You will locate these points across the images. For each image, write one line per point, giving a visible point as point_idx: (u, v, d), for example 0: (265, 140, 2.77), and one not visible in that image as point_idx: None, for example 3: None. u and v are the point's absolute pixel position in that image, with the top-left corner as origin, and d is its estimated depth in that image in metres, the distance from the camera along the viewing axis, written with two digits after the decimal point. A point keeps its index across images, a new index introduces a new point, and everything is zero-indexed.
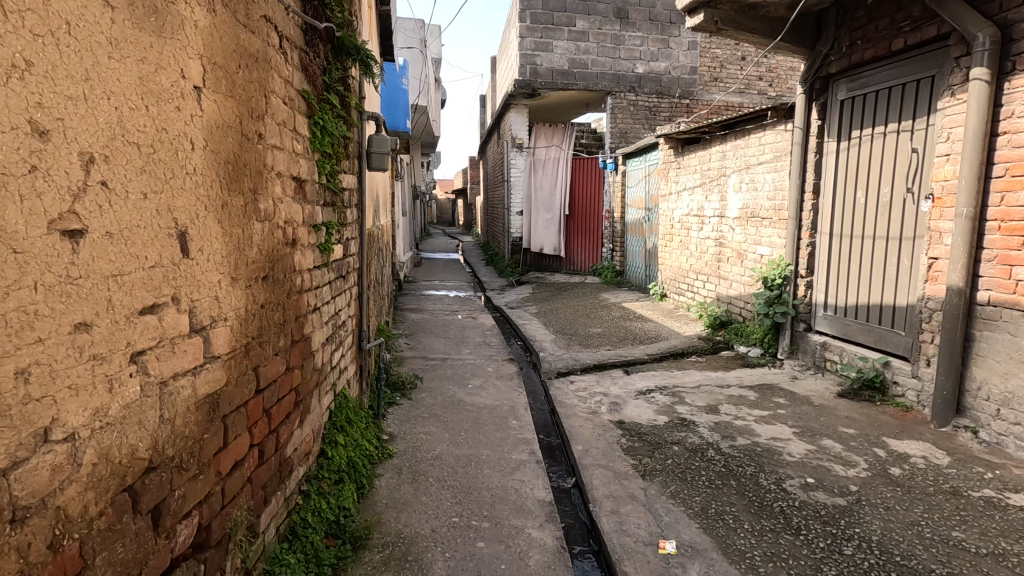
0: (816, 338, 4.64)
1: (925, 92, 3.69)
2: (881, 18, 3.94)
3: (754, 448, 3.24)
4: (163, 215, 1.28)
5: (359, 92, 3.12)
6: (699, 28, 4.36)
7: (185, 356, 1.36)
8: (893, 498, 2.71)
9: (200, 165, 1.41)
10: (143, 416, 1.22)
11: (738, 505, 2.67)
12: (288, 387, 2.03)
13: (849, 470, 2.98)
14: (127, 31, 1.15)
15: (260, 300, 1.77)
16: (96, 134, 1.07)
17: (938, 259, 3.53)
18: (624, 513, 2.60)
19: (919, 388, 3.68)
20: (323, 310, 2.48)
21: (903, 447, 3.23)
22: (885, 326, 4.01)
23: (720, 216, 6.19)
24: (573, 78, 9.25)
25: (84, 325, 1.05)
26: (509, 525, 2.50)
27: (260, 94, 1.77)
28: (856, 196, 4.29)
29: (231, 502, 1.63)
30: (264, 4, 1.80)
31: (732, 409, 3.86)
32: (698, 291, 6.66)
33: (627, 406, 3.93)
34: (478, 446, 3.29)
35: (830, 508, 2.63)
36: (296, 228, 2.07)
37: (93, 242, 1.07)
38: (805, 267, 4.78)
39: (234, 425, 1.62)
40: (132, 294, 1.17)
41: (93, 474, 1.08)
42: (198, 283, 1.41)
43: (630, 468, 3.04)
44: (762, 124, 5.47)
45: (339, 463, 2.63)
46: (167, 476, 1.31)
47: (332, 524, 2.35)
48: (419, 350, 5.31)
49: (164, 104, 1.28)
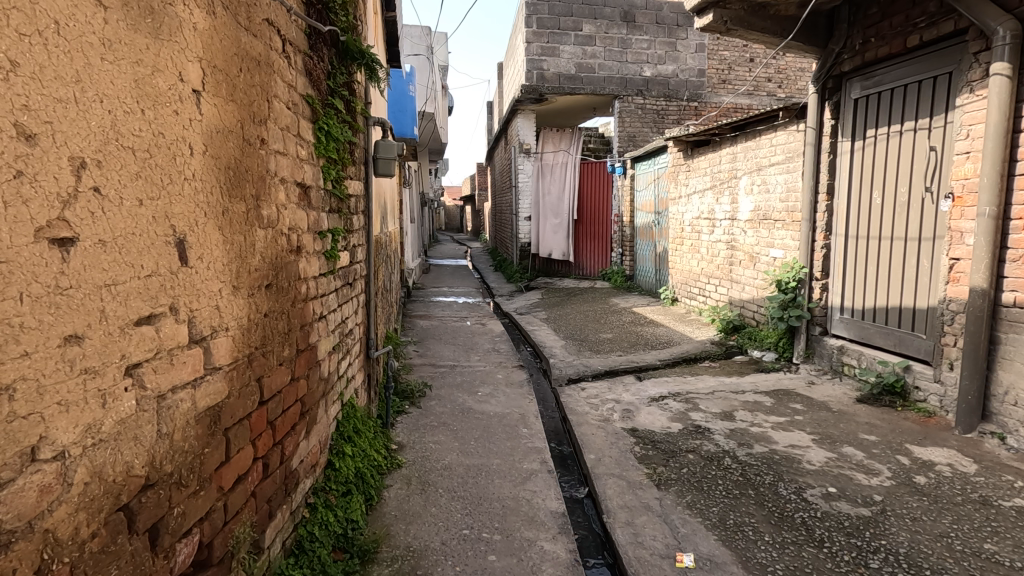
0: (832, 342, 4.54)
1: (942, 90, 3.60)
2: (895, 15, 3.85)
3: (772, 456, 3.14)
4: (161, 222, 1.23)
5: (365, 99, 3.08)
6: (707, 28, 4.29)
7: (184, 368, 1.31)
8: (920, 508, 2.60)
9: (199, 171, 1.37)
10: (139, 431, 1.17)
11: (757, 516, 2.58)
12: (293, 397, 1.98)
13: (872, 479, 2.88)
14: (121, 32, 1.11)
15: (263, 309, 1.72)
16: (87, 138, 1.03)
17: (960, 260, 3.43)
18: (639, 525, 2.52)
19: (942, 393, 3.57)
20: (330, 318, 2.43)
21: (927, 454, 3.12)
22: (905, 329, 3.91)
23: (731, 219, 6.10)
24: (580, 82, 9.19)
25: (75, 337, 1.01)
26: (521, 537, 2.42)
27: (262, 98, 1.72)
28: (871, 196, 4.19)
29: (234, 518, 1.57)
30: (265, 6, 1.76)
31: (748, 415, 3.76)
32: (709, 295, 6.57)
33: (639, 414, 3.84)
34: (488, 456, 3.22)
35: (854, 519, 2.53)
36: (301, 235, 2.02)
37: (84, 250, 1.02)
38: (820, 270, 4.67)
39: (235, 438, 1.56)
40: (127, 305, 1.12)
41: (84, 494, 1.03)
42: (197, 291, 1.37)
43: (645, 476, 2.97)
44: (773, 125, 5.36)
45: (347, 473, 2.58)
46: (165, 493, 1.26)
47: (340, 537, 2.30)
48: (429, 357, 5.25)
49: (162, 108, 1.24)
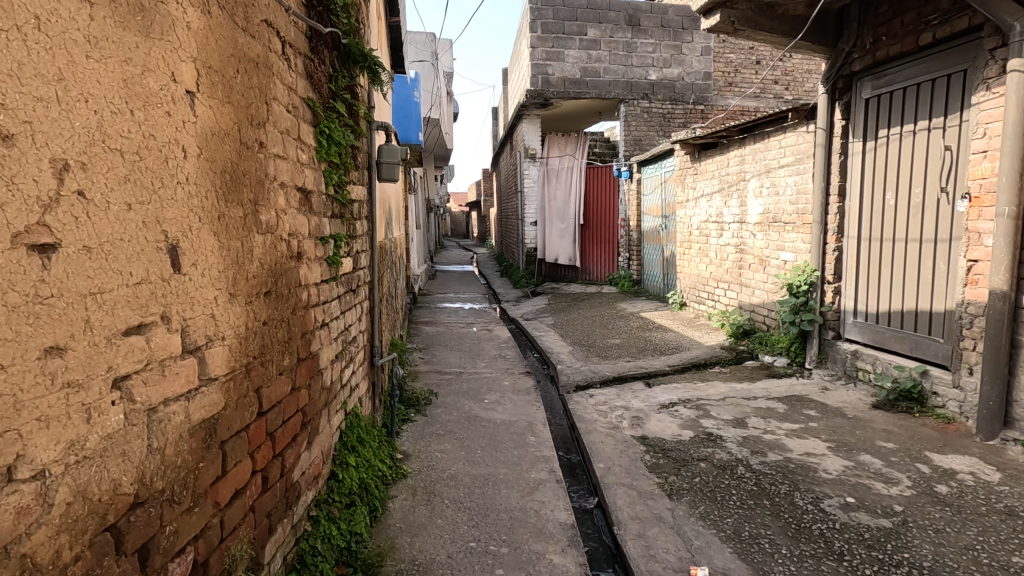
0: (845, 346, 4.44)
1: (957, 88, 3.52)
2: (906, 13, 3.78)
3: (787, 465, 3.05)
4: (152, 227, 1.18)
5: (368, 102, 3.04)
6: (714, 28, 4.24)
7: (177, 380, 1.26)
8: (943, 519, 2.51)
9: (193, 174, 1.32)
10: (128, 446, 1.11)
11: (773, 527, 2.49)
12: (294, 408, 1.92)
13: (891, 488, 2.78)
14: (108, 30, 1.06)
15: (261, 317, 1.67)
16: (71, 140, 0.98)
17: (978, 261, 3.34)
18: (652, 537, 2.44)
19: (961, 399, 3.47)
20: (332, 325, 2.38)
21: (948, 462, 3.02)
22: (921, 333, 3.81)
23: (740, 222, 6.01)
24: (585, 87, 9.14)
25: (57, 349, 0.96)
26: (530, 550, 2.35)
27: (260, 100, 1.68)
28: (884, 196, 4.11)
29: (231, 534, 1.52)
30: (264, 8, 1.71)
31: (760, 422, 3.67)
32: (719, 299, 6.47)
33: (649, 421, 3.76)
34: (496, 465, 3.15)
35: (874, 530, 2.44)
36: (301, 241, 1.97)
37: (67, 257, 0.97)
38: (833, 273, 4.57)
39: (233, 451, 1.51)
40: (115, 314, 1.07)
41: (67, 515, 0.98)
42: (191, 300, 1.31)
43: (656, 486, 2.88)
44: (782, 127, 5.29)
45: (351, 485, 2.51)
46: (157, 511, 1.20)
47: (344, 551, 2.23)
48: (434, 364, 5.19)
49: (152, 109, 1.19)
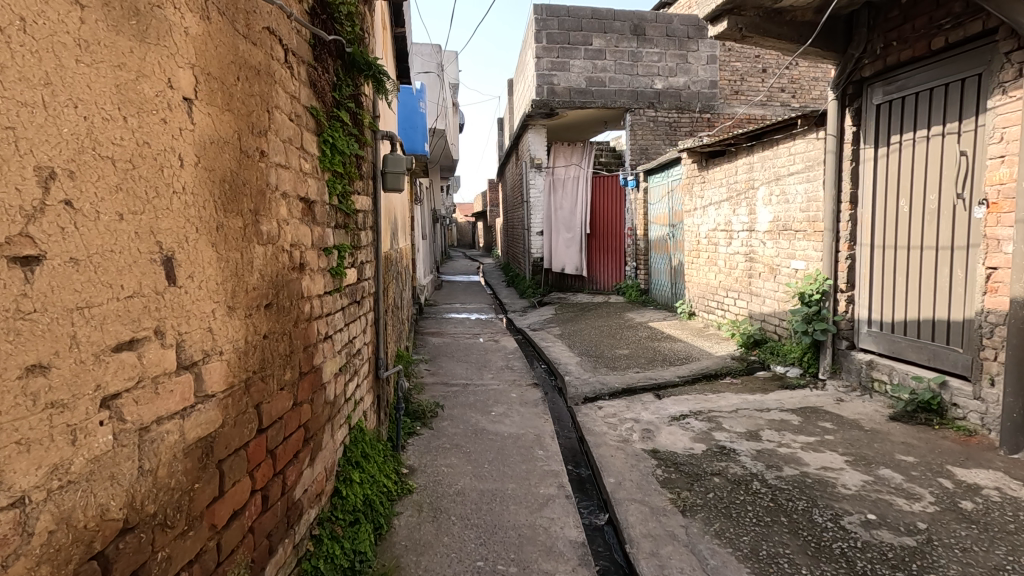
0: (860, 356, 4.34)
1: (972, 92, 3.45)
2: (917, 18, 3.73)
3: (804, 480, 2.96)
4: (145, 238, 1.13)
5: (372, 111, 3.01)
6: (722, 36, 4.19)
7: (171, 397, 1.21)
8: (970, 537, 2.40)
9: (190, 183, 1.27)
10: (116, 469, 1.06)
11: (792, 546, 2.39)
12: (295, 424, 1.86)
13: (914, 504, 2.68)
14: (100, 34, 1.02)
15: (262, 330, 1.61)
16: (58, 147, 0.94)
17: (998, 268, 3.26)
18: (665, 556, 2.35)
19: (983, 411, 3.36)
20: (336, 338, 2.32)
21: (972, 477, 2.91)
22: (939, 342, 3.71)
23: (750, 230, 5.93)
24: (591, 96, 9.12)
25: (40, 367, 0.91)
26: (539, 570, 2.26)
27: (261, 108, 1.64)
28: (898, 203, 4.02)
29: (228, 558, 1.45)
30: (265, 14, 1.68)
31: (775, 435, 3.57)
32: (728, 308, 6.38)
33: (660, 434, 3.66)
34: (503, 480, 3.07)
35: (899, 549, 2.34)
36: (303, 252, 1.92)
37: (52, 269, 0.93)
38: (845, 281, 4.48)
39: (231, 470, 1.45)
40: (104, 329, 1.02)
41: (48, 544, 0.92)
42: (188, 313, 1.26)
43: (669, 502, 2.79)
44: (791, 133, 5.21)
45: (355, 502, 2.43)
46: (148, 536, 1.14)
47: (347, 571, 2.15)
48: (440, 376, 5.12)
49: (148, 115, 1.15)
